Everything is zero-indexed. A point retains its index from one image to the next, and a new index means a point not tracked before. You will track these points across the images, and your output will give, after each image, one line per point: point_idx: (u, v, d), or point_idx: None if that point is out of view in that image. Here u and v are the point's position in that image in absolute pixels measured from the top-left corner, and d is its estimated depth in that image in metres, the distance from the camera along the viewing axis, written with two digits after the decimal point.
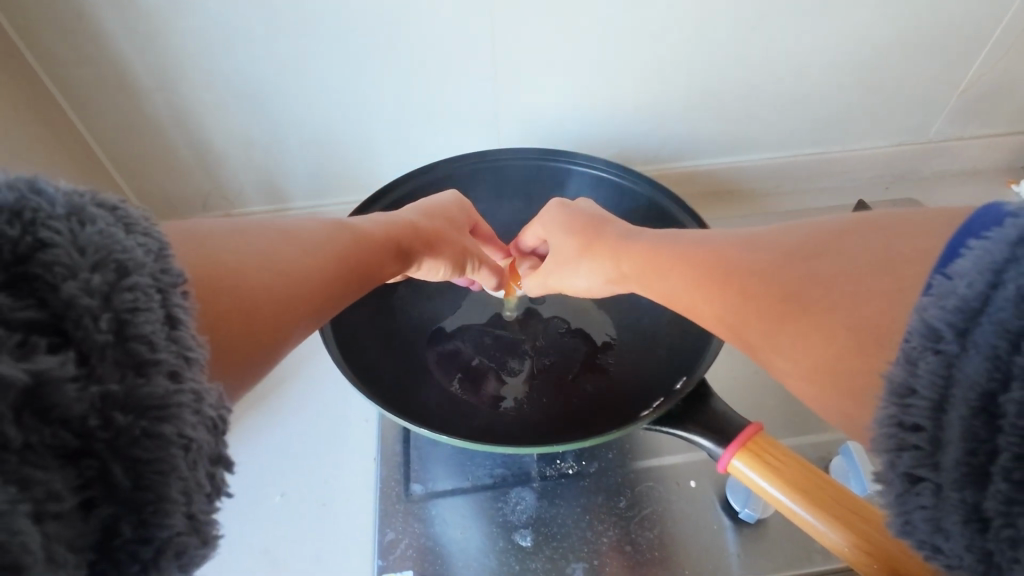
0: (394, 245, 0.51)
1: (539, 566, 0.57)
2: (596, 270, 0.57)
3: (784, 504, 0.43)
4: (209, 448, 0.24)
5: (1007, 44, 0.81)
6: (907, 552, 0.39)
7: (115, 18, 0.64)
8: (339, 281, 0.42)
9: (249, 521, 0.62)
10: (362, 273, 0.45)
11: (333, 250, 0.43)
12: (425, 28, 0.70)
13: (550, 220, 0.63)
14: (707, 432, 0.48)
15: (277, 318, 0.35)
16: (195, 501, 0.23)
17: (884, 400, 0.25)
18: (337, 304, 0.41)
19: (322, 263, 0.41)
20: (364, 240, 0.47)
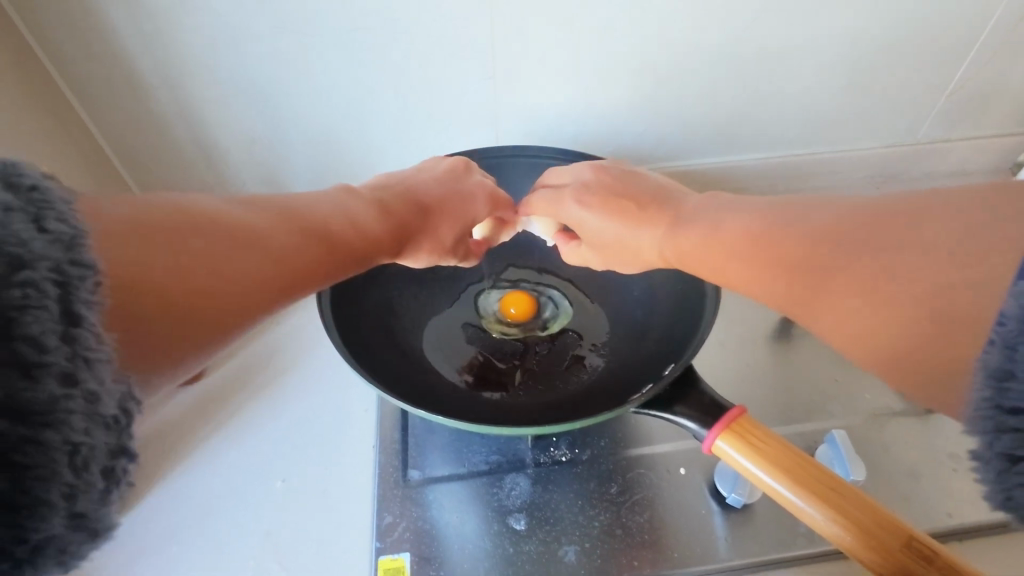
0: (359, 229, 0.49)
1: (532, 548, 0.59)
2: (643, 252, 0.57)
3: (766, 483, 0.45)
4: (104, 448, 0.27)
5: (989, 49, 0.84)
6: (881, 525, 0.41)
7: (122, 16, 0.66)
8: (290, 272, 0.41)
9: (252, 505, 0.64)
10: (321, 262, 0.44)
11: (292, 253, 0.41)
12: (425, 28, 0.72)
13: (570, 200, 0.63)
14: (693, 414, 0.50)
15: (209, 319, 0.34)
16: (85, 499, 0.26)
17: (982, 384, 0.27)
18: (289, 295, 0.41)
19: (272, 256, 0.40)
20: (331, 241, 0.46)
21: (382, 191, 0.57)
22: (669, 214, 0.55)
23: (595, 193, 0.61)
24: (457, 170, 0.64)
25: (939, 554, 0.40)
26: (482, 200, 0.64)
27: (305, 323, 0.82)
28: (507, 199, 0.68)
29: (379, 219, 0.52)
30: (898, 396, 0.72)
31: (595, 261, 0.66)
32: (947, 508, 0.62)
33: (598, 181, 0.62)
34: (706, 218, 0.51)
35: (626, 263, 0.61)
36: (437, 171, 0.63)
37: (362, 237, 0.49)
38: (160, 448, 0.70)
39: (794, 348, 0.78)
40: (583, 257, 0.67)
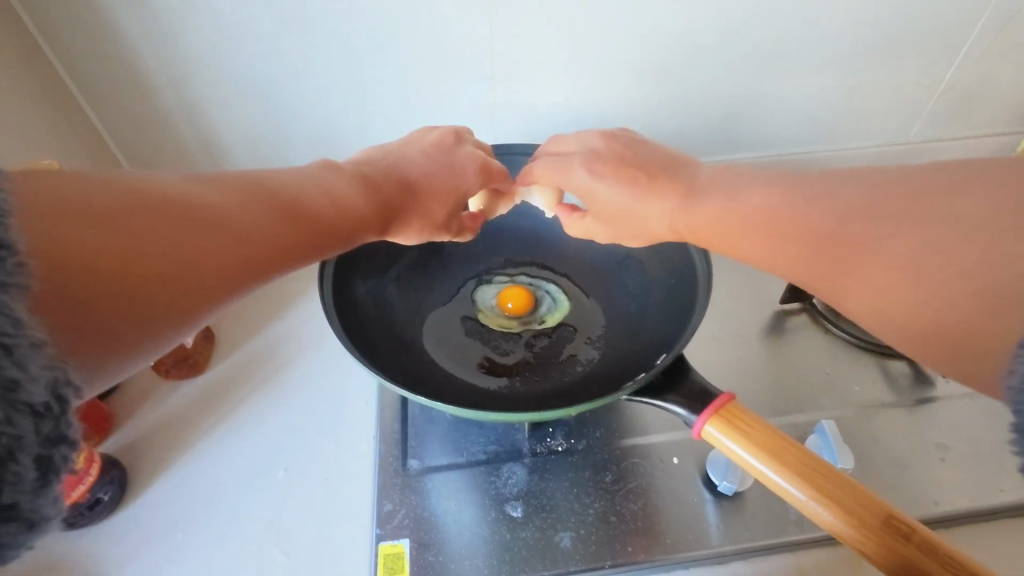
0: (336, 206, 0.48)
1: (529, 535, 0.61)
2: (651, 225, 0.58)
3: (751, 465, 0.47)
4: (35, 437, 0.27)
5: (978, 49, 0.85)
6: (860, 503, 0.43)
7: (130, 16, 0.68)
8: (255, 253, 0.40)
9: (256, 493, 0.66)
10: (291, 241, 0.43)
11: (258, 232, 0.41)
12: (426, 28, 0.73)
13: (580, 168, 0.62)
14: (683, 400, 0.51)
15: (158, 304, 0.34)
16: (14, 489, 0.27)
17: None
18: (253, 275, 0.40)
19: (236, 236, 0.39)
20: (302, 220, 0.44)
21: (368, 166, 0.55)
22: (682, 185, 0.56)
23: (605, 161, 0.61)
24: (447, 141, 0.63)
25: (915, 531, 0.42)
26: (473, 171, 0.62)
27: (307, 318, 0.83)
28: (503, 168, 0.67)
29: (360, 194, 0.50)
30: (888, 388, 0.74)
31: (598, 233, 0.65)
32: (933, 496, 0.63)
33: (608, 149, 0.62)
34: (723, 188, 0.52)
35: (633, 233, 0.61)
36: (425, 143, 0.61)
37: (338, 215, 0.47)
38: (164, 439, 0.71)
39: (787, 341, 0.80)
40: (586, 229, 0.66)
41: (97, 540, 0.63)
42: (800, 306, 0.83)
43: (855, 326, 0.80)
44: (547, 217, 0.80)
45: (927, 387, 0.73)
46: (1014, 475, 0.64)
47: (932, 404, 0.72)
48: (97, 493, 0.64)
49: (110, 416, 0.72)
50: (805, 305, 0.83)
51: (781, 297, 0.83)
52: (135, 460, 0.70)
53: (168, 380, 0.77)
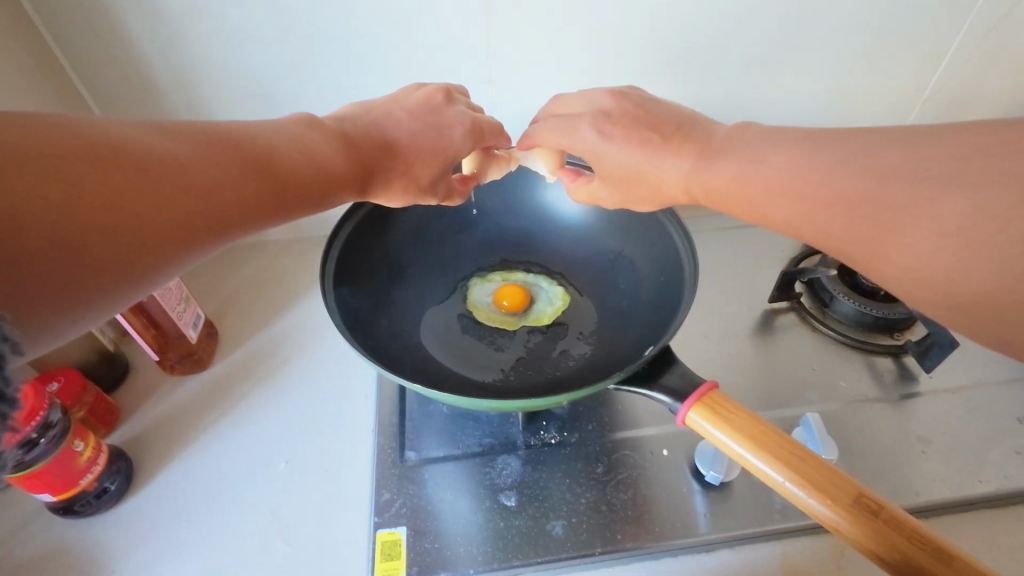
0: (305, 160, 0.50)
1: (522, 523, 0.63)
2: (664, 186, 0.59)
3: (732, 448, 0.50)
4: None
5: (963, 54, 0.88)
6: (835, 484, 0.46)
7: (143, 25, 0.71)
8: (218, 204, 0.43)
9: (257, 484, 0.68)
10: (255, 195, 0.46)
11: (220, 185, 0.43)
12: (425, 37, 0.77)
13: (588, 129, 0.62)
14: (669, 390, 0.53)
15: (117, 250, 0.38)
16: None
17: None
18: (218, 226, 0.43)
19: (197, 188, 0.42)
20: (263, 178, 0.46)
21: (349, 124, 0.57)
22: (700, 142, 0.57)
23: (616, 121, 0.61)
24: (436, 99, 0.63)
25: (885, 508, 0.45)
26: (461, 130, 0.63)
27: (307, 317, 0.86)
28: (500, 125, 0.68)
29: (331, 153, 0.52)
30: (873, 382, 0.76)
31: (607, 199, 0.67)
32: (916, 487, 0.65)
33: (619, 109, 0.62)
34: (747, 149, 0.53)
35: (644, 198, 0.62)
36: (412, 102, 0.62)
37: (303, 174, 0.49)
38: (168, 433, 0.73)
39: (776, 338, 0.82)
40: (592, 194, 0.67)
41: (103, 529, 0.65)
42: (788, 305, 0.86)
43: (842, 323, 0.82)
44: (543, 218, 0.82)
45: (911, 382, 0.75)
46: (993, 467, 0.66)
47: (915, 398, 0.74)
48: (105, 483, 0.66)
49: (116, 410, 0.74)
50: (794, 303, 0.85)
51: (771, 296, 0.85)
52: (140, 453, 0.71)
53: (172, 375, 0.79)
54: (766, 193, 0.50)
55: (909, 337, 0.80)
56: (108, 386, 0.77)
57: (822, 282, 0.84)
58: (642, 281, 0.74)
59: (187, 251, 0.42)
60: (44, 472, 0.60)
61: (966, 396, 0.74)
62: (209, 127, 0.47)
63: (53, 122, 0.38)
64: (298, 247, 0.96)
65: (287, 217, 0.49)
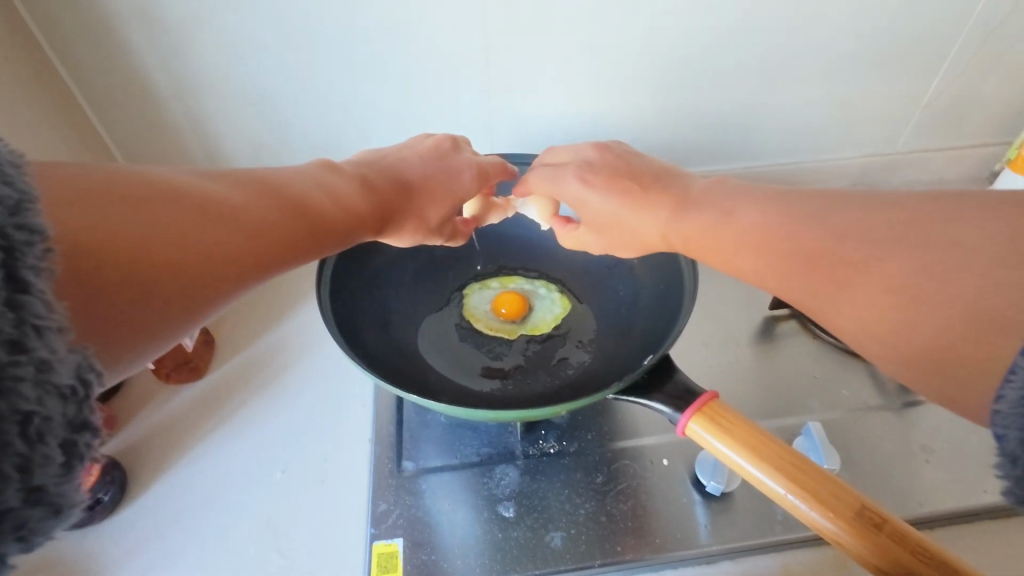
0: (339, 202, 0.50)
1: (520, 535, 0.62)
2: (643, 235, 0.59)
3: (733, 459, 0.49)
4: (61, 420, 0.28)
5: (962, 59, 0.87)
6: (836, 496, 0.45)
7: (140, 35, 0.71)
8: (266, 244, 0.43)
9: (253, 494, 0.67)
10: (298, 236, 0.45)
11: (267, 226, 0.43)
12: (422, 44, 0.76)
13: (571, 180, 0.63)
14: (668, 399, 0.53)
15: (177, 292, 0.37)
16: (42, 473, 0.27)
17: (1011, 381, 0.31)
18: (266, 267, 0.43)
19: (246, 230, 0.42)
20: (301, 216, 0.46)
21: (367, 167, 0.57)
22: (676, 194, 0.57)
23: (599, 171, 0.61)
24: (444, 147, 0.64)
25: (888, 521, 0.44)
26: (469, 175, 0.63)
27: (305, 324, 0.85)
28: (504, 165, 0.68)
29: (355, 194, 0.52)
30: (875, 391, 0.75)
31: (594, 244, 0.66)
32: (919, 497, 0.64)
33: (602, 160, 0.63)
34: (718, 205, 0.53)
35: (624, 242, 0.61)
36: (422, 147, 0.63)
37: (335, 212, 0.49)
38: (164, 442, 0.73)
39: (777, 347, 0.81)
40: (578, 240, 0.67)
41: (97, 540, 0.64)
42: (789, 312, 0.85)
43: None
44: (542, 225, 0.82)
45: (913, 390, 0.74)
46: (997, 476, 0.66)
47: (918, 408, 0.73)
48: (98, 494, 0.65)
49: (112, 419, 0.74)
50: (794, 310, 0.85)
51: (771, 303, 0.84)
52: (135, 463, 0.71)
53: (168, 384, 0.78)
54: (766, 202, 0.49)
55: None
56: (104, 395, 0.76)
57: None
58: (642, 289, 0.73)
59: (237, 292, 0.41)
60: None
61: None
62: (247, 173, 0.47)
63: (108, 169, 0.37)
64: None
65: (324, 256, 0.49)
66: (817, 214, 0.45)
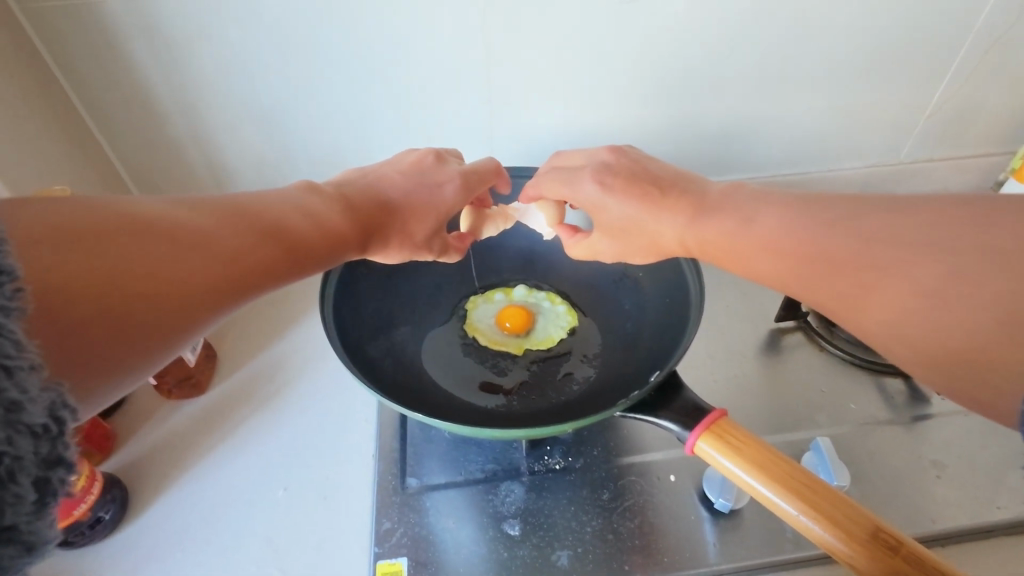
0: (317, 224, 0.50)
1: (526, 553, 0.61)
2: (660, 240, 0.58)
3: (743, 480, 0.48)
4: (33, 458, 0.27)
5: (965, 70, 0.88)
6: (849, 518, 0.44)
7: (143, 49, 0.71)
8: (244, 269, 0.42)
9: (255, 511, 0.67)
10: (275, 260, 0.45)
11: (244, 252, 0.43)
12: (425, 58, 0.77)
13: (589, 187, 0.62)
14: (676, 416, 0.52)
15: (154, 322, 0.37)
16: (13, 512, 0.27)
17: None
18: (244, 291, 0.42)
19: (223, 256, 0.41)
20: (278, 240, 0.46)
21: (348, 186, 0.57)
22: (689, 203, 0.57)
23: (616, 174, 0.61)
24: (427, 162, 0.63)
25: (903, 544, 0.43)
26: (453, 187, 0.62)
27: (307, 338, 0.85)
28: (495, 166, 0.68)
29: (333, 214, 0.51)
30: (883, 404, 0.74)
31: (607, 253, 0.65)
32: (931, 514, 0.63)
33: (619, 164, 0.62)
34: (741, 208, 0.52)
35: (641, 248, 0.61)
36: (404, 164, 0.62)
37: (312, 235, 0.49)
38: (165, 459, 0.72)
39: (783, 359, 0.80)
40: (591, 248, 0.66)
41: (97, 560, 0.64)
42: (795, 324, 0.84)
43: (851, 342, 0.80)
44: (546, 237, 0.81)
45: (922, 403, 0.74)
46: (1010, 493, 0.65)
47: (927, 421, 0.72)
48: (99, 512, 0.64)
49: (112, 435, 0.73)
50: (799, 322, 0.84)
51: (777, 315, 0.84)
52: (135, 480, 0.70)
53: (170, 400, 0.78)
54: (774, 218, 0.49)
55: None
56: (104, 411, 0.75)
57: None
58: (648, 301, 0.73)
59: (215, 318, 0.41)
60: None
61: (980, 418, 0.72)
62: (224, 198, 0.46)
63: (79, 203, 0.37)
64: None
65: (305, 278, 0.49)
66: (828, 230, 0.45)
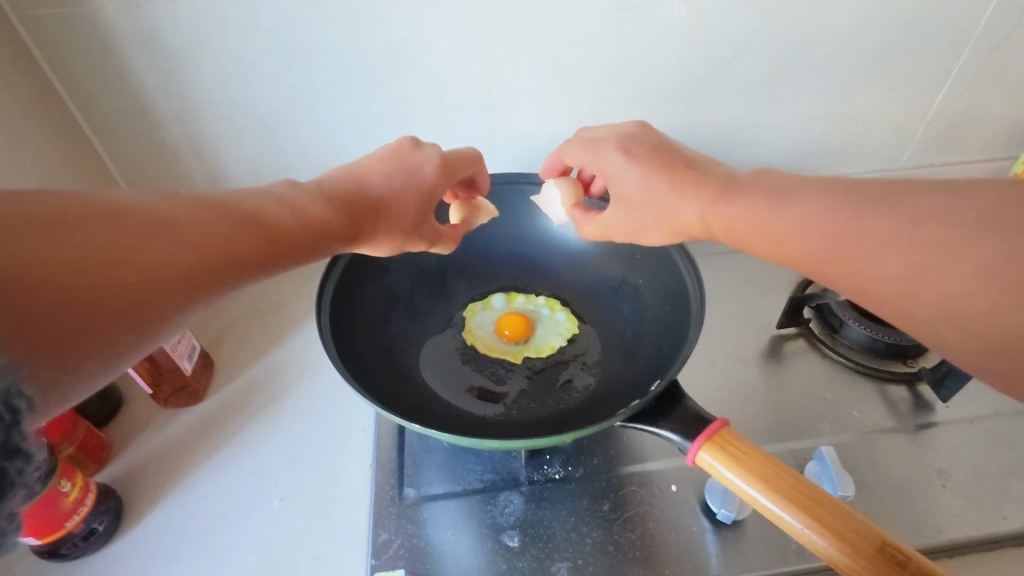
0: (302, 216, 0.50)
1: (525, 565, 0.60)
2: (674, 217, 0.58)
3: (746, 492, 0.47)
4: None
5: (964, 77, 0.87)
6: (856, 532, 0.44)
7: (140, 56, 0.71)
8: (219, 260, 0.44)
9: (251, 522, 0.66)
10: (251, 251, 0.46)
11: (219, 242, 0.44)
12: (422, 65, 0.76)
13: (612, 155, 0.61)
14: (677, 427, 0.51)
15: (119, 309, 0.39)
16: None
17: None
18: (217, 282, 0.44)
19: (196, 247, 0.43)
20: (254, 232, 0.46)
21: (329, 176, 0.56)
22: (690, 211, 0.56)
23: (641, 148, 0.60)
24: (403, 146, 0.61)
25: (911, 559, 0.43)
26: (433, 171, 0.60)
27: (305, 346, 0.84)
28: (478, 155, 0.66)
29: (315, 205, 0.51)
30: (887, 412, 0.73)
31: (620, 228, 0.63)
32: (937, 525, 0.62)
33: (645, 139, 0.62)
34: (753, 189, 0.53)
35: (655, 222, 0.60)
36: (380, 150, 0.61)
37: (291, 228, 0.49)
38: (160, 469, 0.71)
39: (785, 367, 0.79)
40: (603, 223, 0.65)
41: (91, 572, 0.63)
42: (797, 330, 0.83)
43: (853, 349, 0.80)
44: (544, 244, 0.80)
45: (925, 411, 0.73)
46: (1018, 503, 0.64)
47: (931, 429, 0.71)
48: (92, 524, 0.63)
49: (107, 445, 0.72)
50: (801, 329, 0.83)
51: (778, 322, 0.83)
52: (130, 491, 0.69)
53: (166, 409, 0.77)
54: (778, 201, 0.50)
55: (922, 364, 0.77)
56: (100, 420, 0.75)
57: (831, 307, 0.82)
58: (648, 308, 0.72)
59: (185, 307, 0.42)
60: (28, 514, 0.58)
61: (984, 426, 0.71)
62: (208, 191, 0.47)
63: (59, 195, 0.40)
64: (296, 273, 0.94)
65: (287, 270, 0.49)
66: (833, 213, 0.46)
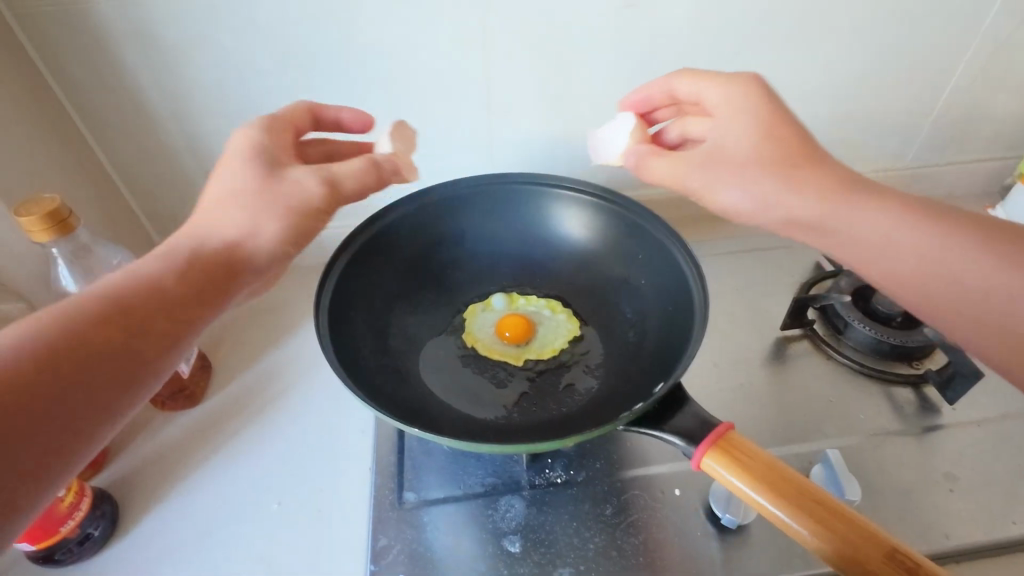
0: (218, 231, 0.46)
1: (527, 571, 0.59)
2: (782, 185, 0.52)
3: (752, 498, 0.46)
4: None
5: (970, 75, 0.86)
6: (865, 539, 0.43)
7: (136, 54, 0.70)
8: (161, 302, 0.42)
9: (248, 527, 0.65)
10: (193, 281, 0.44)
11: (155, 287, 0.42)
12: (422, 64, 0.76)
13: (740, 90, 0.56)
14: (680, 431, 0.50)
15: (74, 379, 0.37)
16: None
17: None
18: (173, 319, 0.42)
19: (133, 300, 0.41)
20: (184, 265, 0.44)
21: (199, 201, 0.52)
22: None
23: (781, 133, 0.53)
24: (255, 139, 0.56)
25: (921, 565, 0.42)
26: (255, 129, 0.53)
27: (304, 348, 0.83)
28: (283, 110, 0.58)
29: (217, 213, 0.47)
30: (893, 415, 0.72)
31: (691, 181, 0.55)
32: (945, 529, 0.62)
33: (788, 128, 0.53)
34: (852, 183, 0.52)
35: (744, 182, 0.53)
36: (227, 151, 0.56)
37: (214, 244, 0.46)
38: (157, 473, 0.70)
39: (789, 369, 0.78)
40: (677, 173, 0.55)
41: None
42: (802, 332, 0.82)
43: (858, 351, 0.79)
44: (546, 244, 0.79)
45: (931, 414, 0.72)
46: None
47: (938, 432, 0.70)
48: (88, 529, 0.62)
49: (103, 448, 0.71)
50: (806, 330, 0.82)
51: (782, 323, 0.82)
52: (126, 495, 0.68)
53: (164, 412, 0.76)
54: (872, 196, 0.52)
55: (928, 366, 0.76)
56: None
57: (836, 308, 0.81)
58: (652, 308, 0.71)
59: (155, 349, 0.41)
60: None
61: (992, 429, 0.70)
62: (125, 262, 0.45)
63: None
64: (295, 275, 0.94)
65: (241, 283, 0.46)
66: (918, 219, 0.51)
